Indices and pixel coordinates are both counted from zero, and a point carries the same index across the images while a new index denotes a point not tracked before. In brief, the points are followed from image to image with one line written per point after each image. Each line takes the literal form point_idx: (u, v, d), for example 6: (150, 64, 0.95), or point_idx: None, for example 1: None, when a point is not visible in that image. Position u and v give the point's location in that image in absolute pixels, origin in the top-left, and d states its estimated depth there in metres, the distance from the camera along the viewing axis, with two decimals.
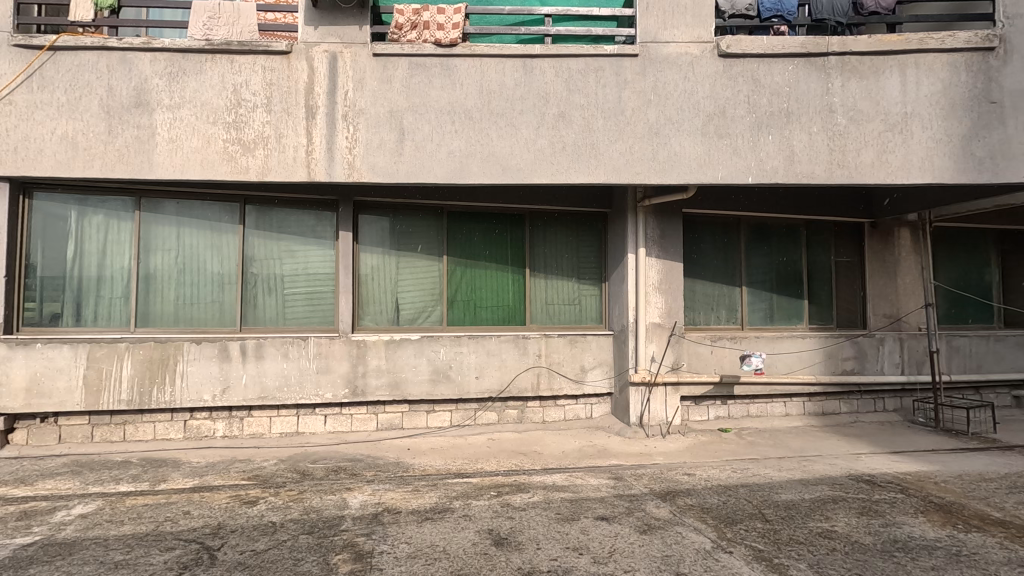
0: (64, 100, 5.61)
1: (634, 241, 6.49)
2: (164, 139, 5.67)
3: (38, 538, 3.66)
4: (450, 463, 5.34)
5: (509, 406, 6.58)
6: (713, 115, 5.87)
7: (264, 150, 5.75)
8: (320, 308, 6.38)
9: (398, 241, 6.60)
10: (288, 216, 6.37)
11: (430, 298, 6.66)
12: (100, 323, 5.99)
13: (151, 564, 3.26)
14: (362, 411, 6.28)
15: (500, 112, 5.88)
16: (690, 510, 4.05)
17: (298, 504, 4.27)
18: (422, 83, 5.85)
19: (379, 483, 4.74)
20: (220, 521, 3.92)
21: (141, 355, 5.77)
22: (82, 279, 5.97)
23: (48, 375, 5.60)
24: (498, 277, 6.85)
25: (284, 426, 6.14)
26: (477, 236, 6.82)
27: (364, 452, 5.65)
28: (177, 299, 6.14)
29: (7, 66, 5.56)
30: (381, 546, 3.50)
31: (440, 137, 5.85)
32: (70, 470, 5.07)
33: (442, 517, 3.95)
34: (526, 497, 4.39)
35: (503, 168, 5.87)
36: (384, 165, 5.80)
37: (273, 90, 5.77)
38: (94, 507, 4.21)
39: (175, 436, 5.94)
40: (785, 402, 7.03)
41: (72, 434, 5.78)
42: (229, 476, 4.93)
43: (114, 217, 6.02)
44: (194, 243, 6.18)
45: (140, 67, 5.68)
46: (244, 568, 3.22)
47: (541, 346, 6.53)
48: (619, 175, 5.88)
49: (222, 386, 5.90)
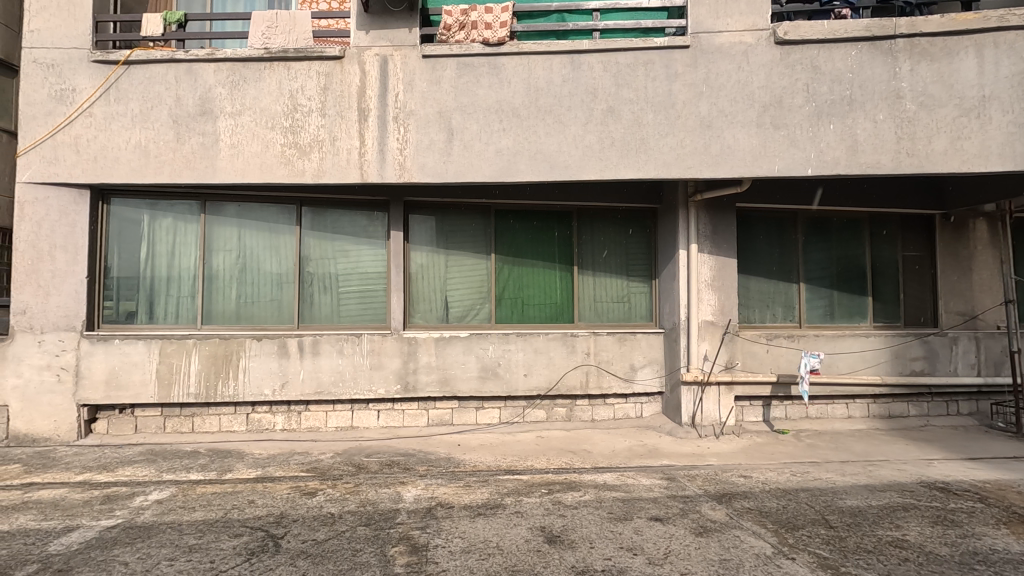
0: (136, 111, 5.96)
1: (685, 237, 6.35)
2: (226, 145, 5.94)
3: (120, 521, 3.92)
4: (500, 460, 5.39)
5: (557, 404, 6.57)
6: (769, 105, 5.66)
7: (320, 153, 5.94)
8: (373, 306, 6.54)
9: (446, 239, 6.68)
10: (341, 217, 6.56)
11: (478, 295, 6.71)
12: (170, 321, 6.35)
13: (222, 549, 3.44)
14: (413, 407, 6.41)
15: (547, 109, 5.86)
16: (747, 514, 3.93)
17: (355, 496, 4.40)
18: (469, 83, 5.91)
19: (432, 478, 4.83)
20: (282, 510, 4.09)
21: (207, 350, 6.08)
22: (154, 279, 6.34)
23: (125, 369, 5.97)
24: (545, 275, 6.84)
25: (339, 420, 6.35)
26: (524, 234, 6.83)
27: (416, 447, 5.76)
28: (239, 297, 6.43)
29: (87, 81, 5.97)
30: (435, 539, 3.56)
31: (488, 136, 5.89)
32: (146, 458, 5.40)
33: (495, 513, 3.99)
34: (578, 495, 4.37)
35: (551, 166, 5.85)
36: (433, 165, 5.89)
37: (327, 95, 5.96)
38: (169, 493, 4.47)
39: (239, 428, 6.23)
40: (848, 404, 6.71)
41: (147, 424, 6.15)
42: (289, 467, 5.13)
43: (182, 220, 6.37)
44: (254, 244, 6.46)
45: (205, 77, 5.98)
46: (307, 557, 3.34)
47: (589, 344, 6.48)
48: (670, 171, 5.76)
49: (281, 381, 6.14)
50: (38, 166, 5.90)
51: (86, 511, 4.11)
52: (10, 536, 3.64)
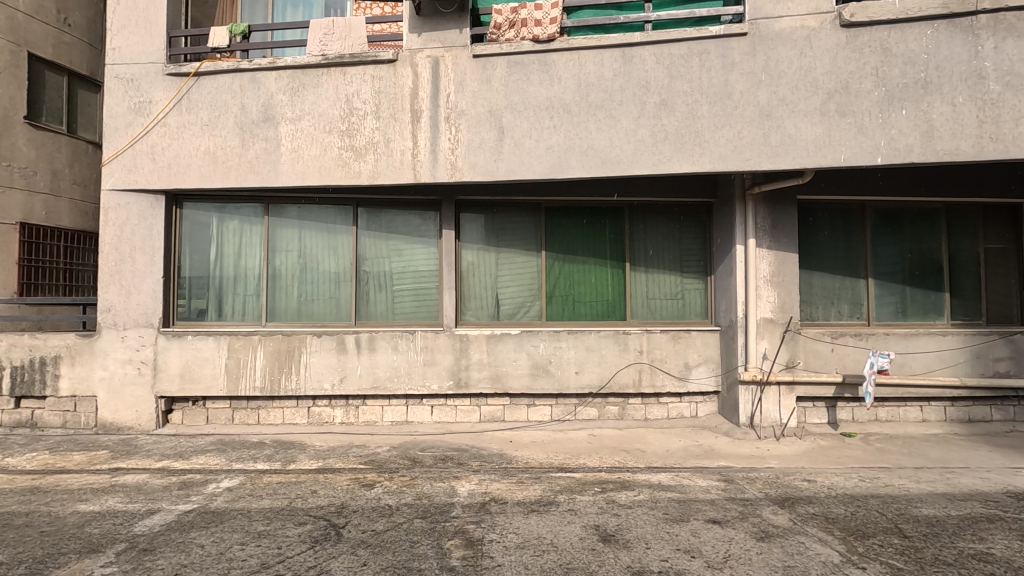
0: (206, 120, 6.31)
1: (743, 231, 6.13)
2: (287, 149, 6.20)
3: (196, 506, 4.18)
4: (552, 457, 5.38)
5: (609, 402, 6.51)
6: (834, 92, 5.38)
7: (374, 155, 6.10)
8: (426, 303, 6.67)
9: (496, 237, 6.73)
10: (395, 216, 6.72)
11: (529, 293, 6.72)
12: (237, 318, 6.69)
13: (288, 536, 3.61)
14: (465, 404, 6.49)
15: (598, 104, 5.79)
16: (813, 520, 3.76)
17: (411, 489, 4.51)
18: (520, 81, 5.92)
19: (485, 474, 4.89)
20: (343, 501, 4.24)
21: (271, 346, 6.37)
22: (222, 278, 6.70)
23: (197, 364, 6.35)
24: (597, 272, 6.78)
25: (395, 415, 6.50)
26: (574, 230, 6.78)
27: (469, 443, 5.84)
28: (300, 295, 6.70)
29: (161, 93, 6.37)
30: (490, 534, 3.61)
31: (539, 133, 5.88)
32: (217, 448, 5.72)
33: (548, 510, 3.99)
34: (632, 495, 4.31)
35: (603, 161, 5.78)
36: (484, 164, 5.95)
37: (382, 98, 6.11)
38: (238, 481, 4.73)
39: (301, 421, 6.50)
40: (922, 407, 6.31)
41: (217, 416, 6.51)
42: (348, 459, 5.31)
43: (247, 222, 6.70)
44: (314, 244, 6.71)
45: (267, 85, 6.25)
46: (367, 547, 3.45)
47: (642, 342, 6.38)
48: (726, 163, 5.58)
49: (340, 376, 6.36)
50: (120, 174, 6.36)
51: (165, 496, 4.40)
52: (100, 516, 3.95)
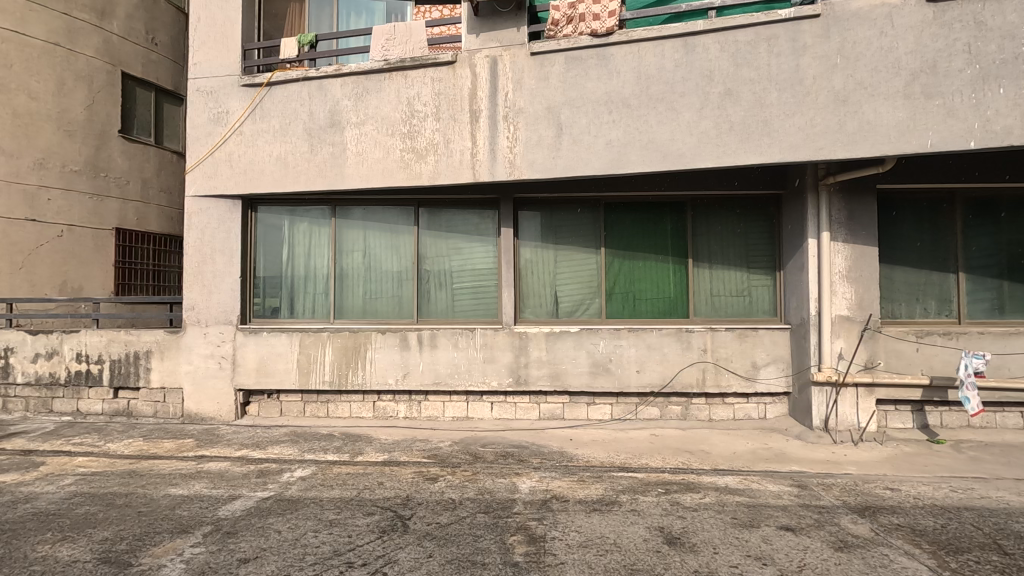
0: (277, 127, 6.64)
1: (815, 224, 5.82)
2: (352, 152, 6.43)
3: (272, 493, 4.42)
4: (613, 456, 5.32)
5: (671, 402, 6.36)
6: (919, 72, 5.00)
7: (435, 156, 6.23)
8: (485, 301, 6.75)
9: (555, 235, 6.71)
10: (455, 216, 6.82)
11: (588, 290, 6.66)
12: (307, 316, 7.01)
13: (358, 525, 3.75)
14: (524, 401, 6.52)
15: (659, 97, 5.66)
16: (897, 531, 3.53)
17: (473, 484, 4.58)
18: (578, 77, 5.87)
19: (546, 471, 4.90)
20: (408, 493, 4.36)
21: (339, 343, 6.64)
22: (293, 277, 7.04)
23: (272, 359, 6.70)
24: (658, 268, 6.63)
25: (455, 411, 6.62)
26: (634, 226, 6.66)
27: (529, 440, 5.85)
28: (365, 293, 6.94)
29: (237, 103, 6.76)
30: (552, 531, 3.60)
31: (597, 128, 5.81)
32: (290, 439, 6.03)
33: (610, 510, 3.95)
34: (697, 498, 4.18)
35: (663, 155, 5.64)
36: (542, 162, 5.94)
37: (441, 100, 6.22)
38: (311, 471, 4.96)
39: (366, 415, 6.72)
40: (1022, 413, 5.78)
41: (290, 408, 6.84)
42: (412, 453, 5.46)
43: (315, 224, 7.00)
44: (377, 244, 6.93)
45: (333, 91, 6.51)
46: (432, 539, 3.53)
47: (706, 341, 6.19)
48: (797, 153, 5.31)
49: (402, 372, 6.54)
50: (202, 181, 6.81)
51: (245, 483, 4.68)
52: (189, 500, 4.25)
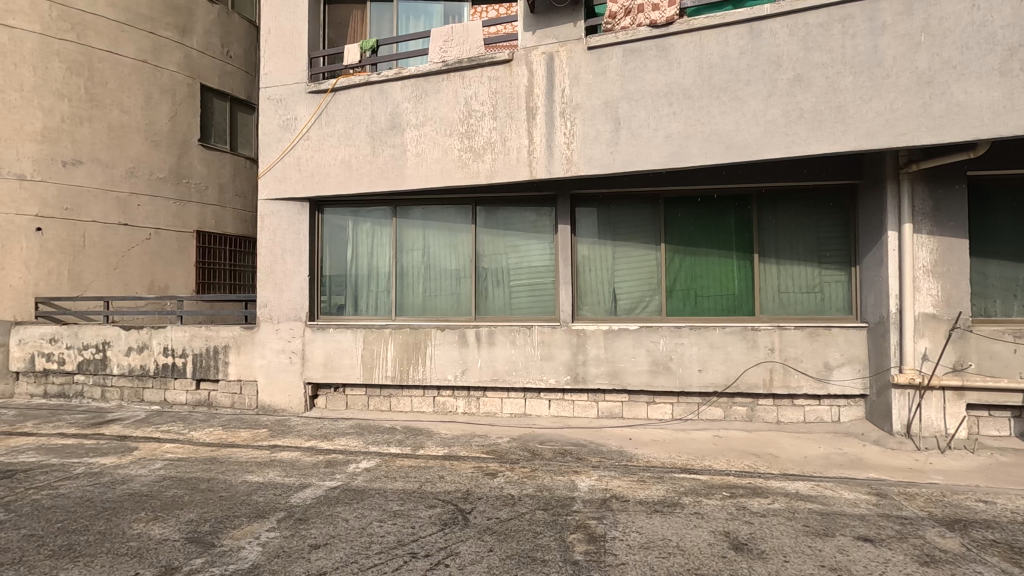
0: (342, 131, 6.90)
1: (896, 216, 5.44)
2: (412, 153, 6.59)
3: (340, 483, 4.61)
4: (674, 457, 5.19)
5: (736, 402, 6.13)
6: (1018, 47, 4.56)
7: (492, 155, 6.28)
8: (542, 299, 6.74)
9: (613, 231, 6.62)
10: (512, 213, 6.86)
11: (647, 287, 6.54)
12: (371, 313, 7.26)
13: (421, 517, 3.85)
14: (583, 399, 6.47)
15: (722, 86, 5.45)
16: (992, 547, 3.25)
17: (532, 480, 4.60)
18: (636, 69, 5.75)
19: (605, 470, 4.85)
20: (468, 487, 4.44)
21: (400, 339, 6.83)
22: (357, 276, 7.30)
23: (338, 354, 6.97)
24: (721, 264, 6.41)
25: (514, 408, 6.66)
26: (695, 221, 6.46)
27: (587, 438, 5.81)
28: (425, 291, 7.10)
29: (305, 110, 7.07)
30: (612, 531, 3.56)
31: (657, 121, 5.67)
32: (355, 431, 6.26)
33: (672, 511, 3.86)
34: (765, 503, 4.01)
35: (728, 147, 5.43)
36: (600, 157, 5.87)
37: (498, 99, 6.27)
38: (375, 463, 5.14)
39: (427, 409, 6.89)
40: None
41: (355, 402, 7.11)
42: (471, 448, 5.54)
43: (377, 224, 7.24)
44: (436, 243, 7.08)
45: (394, 95, 6.69)
46: (492, 533, 3.57)
47: (774, 340, 5.93)
48: (875, 140, 4.98)
49: (461, 368, 6.65)
50: (273, 185, 7.18)
51: (315, 472, 4.91)
52: (264, 487, 4.51)
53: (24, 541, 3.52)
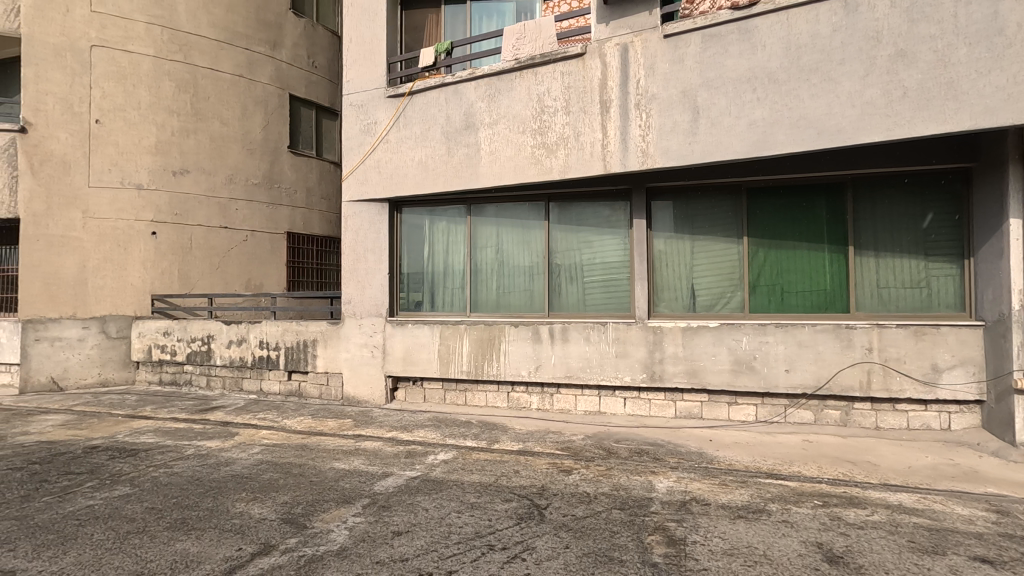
0: (419, 133, 7.11)
1: (1019, 201, 4.86)
2: (486, 152, 6.68)
3: (419, 473, 4.78)
4: (759, 461, 4.93)
5: (828, 405, 5.73)
6: None
7: (565, 150, 6.24)
8: (617, 295, 6.63)
9: (691, 225, 6.38)
10: (585, 209, 6.78)
11: (729, 282, 6.25)
12: (446, 309, 7.45)
13: (497, 510, 3.90)
14: (660, 398, 6.31)
15: (813, 68, 5.10)
16: None
17: (608, 479, 4.54)
18: (717, 55, 5.50)
19: (684, 471, 4.70)
20: (543, 483, 4.45)
21: (475, 335, 6.95)
22: (433, 273, 7.51)
23: (416, 349, 7.22)
24: (811, 258, 6.01)
25: (588, 405, 6.60)
26: (782, 212, 6.10)
27: (665, 438, 5.65)
28: (498, 288, 7.18)
29: (384, 114, 7.36)
30: (692, 535, 3.45)
31: (739, 108, 5.40)
32: (433, 424, 6.45)
33: (758, 518, 3.68)
34: (863, 514, 3.73)
35: (819, 132, 5.08)
36: (677, 148, 5.67)
37: (571, 93, 6.21)
38: (452, 455, 5.28)
39: (502, 404, 6.98)
40: None
41: (432, 395, 7.33)
42: (546, 444, 5.55)
43: (452, 222, 7.41)
44: (510, 240, 7.14)
45: (468, 95, 6.80)
46: (569, 530, 3.56)
47: (871, 339, 5.48)
48: (994, 118, 4.48)
49: (535, 364, 6.67)
50: (355, 187, 7.53)
51: (396, 462, 5.12)
52: (350, 474, 4.76)
53: (146, 513, 3.92)
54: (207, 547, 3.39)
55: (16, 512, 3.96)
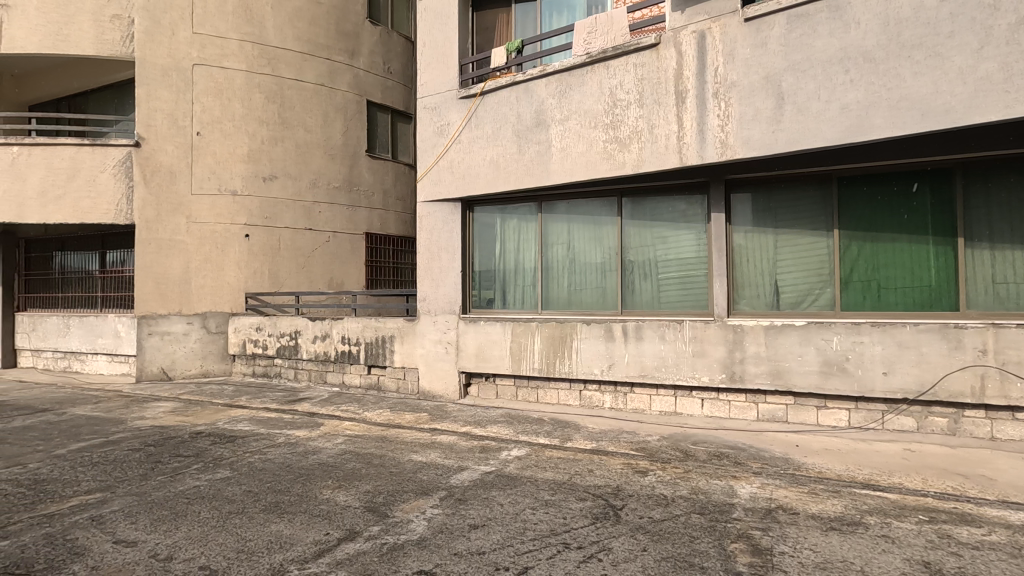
0: (490, 132, 7.20)
1: None
2: (557, 149, 6.65)
3: (494, 468, 4.85)
4: (853, 470, 4.60)
5: (934, 411, 5.25)
6: None
7: (639, 144, 6.09)
8: (694, 292, 6.40)
9: (774, 217, 6.04)
10: (659, 203, 6.59)
11: (817, 278, 5.86)
12: (518, 306, 7.49)
13: (572, 509, 3.88)
14: (740, 399, 6.03)
15: (915, 43, 4.69)
16: None
17: (686, 482, 4.40)
18: (804, 36, 5.17)
19: (769, 477, 4.47)
20: (618, 483, 4.38)
21: (546, 333, 6.95)
22: (504, 271, 7.59)
23: (489, 345, 7.32)
24: (912, 251, 5.52)
25: (663, 405, 6.42)
26: (878, 202, 5.64)
27: (746, 442, 5.39)
28: (570, 285, 7.14)
29: (456, 115, 7.51)
30: (780, 545, 3.27)
31: (829, 91, 5.04)
32: (505, 420, 6.52)
33: (854, 531, 3.43)
34: (977, 533, 3.38)
35: (924, 113, 4.64)
36: (760, 137, 5.38)
37: (645, 85, 6.05)
38: (525, 452, 5.31)
39: (574, 402, 6.94)
40: None
41: (504, 392, 7.41)
42: (620, 444, 5.46)
43: (523, 220, 7.45)
44: (581, 237, 7.08)
45: (539, 92, 6.80)
46: (646, 533, 3.48)
47: (985, 340, 4.95)
48: None
49: (608, 362, 6.57)
50: (429, 188, 7.74)
51: (471, 456, 5.22)
52: (427, 466, 4.91)
53: (244, 495, 4.24)
54: (299, 530, 3.61)
55: (135, 489, 4.40)
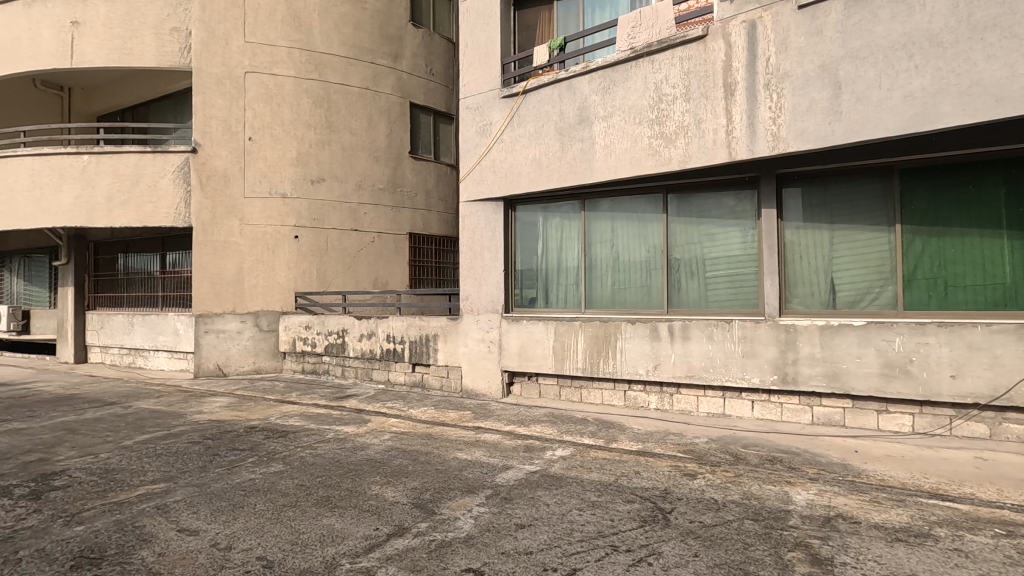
0: (532, 131, 7.17)
1: None
2: (601, 146, 6.57)
3: (539, 468, 4.83)
4: (919, 478, 4.35)
5: (1008, 417, 4.91)
6: None
7: (685, 138, 5.94)
8: (743, 291, 6.20)
9: (830, 212, 5.79)
10: (707, 200, 6.42)
11: (877, 276, 5.58)
12: (561, 306, 7.44)
13: (619, 510, 3.82)
14: (794, 402, 5.81)
15: (988, 24, 4.40)
16: None
17: (737, 486, 4.27)
18: (863, 22, 4.93)
19: (826, 484, 4.28)
20: (666, 486, 4.29)
21: (590, 332, 6.88)
22: (547, 270, 7.55)
23: (531, 344, 7.30)
24: (984, 246, 5.18)
25: (711, 406, 6.26)
26: (945, 194, 5.32)
27: (800, 446, 5.19)
28: (614, 284, 7.04)
29: (499, 114, 7.53)
30: (841, 555, 3.13)
31: (891, 79, 4.79)
32: (549, 420, 6.50)
33: (923, 543, 3.24)
34: None
35: (998, 99, 4.34)
36: (815, 129, 5.16)
37: (691, 79, 5.91)
38: (570, 452, 5.27)
39: (619, 402, 6.85)
40: None
41: (547, 391, 7.38)
42: (667, 445, 5.35)
43: (566, 218, 7.40)
44: (625, 235, 6.97)
45: (582, 89, 6.73)
46: (697, 538, 3.39)
47: None
48: None
49: (654, 362, 6.45)
50: (472, 187, 7.78)
51: (516, 455, 5.22)
52: (472, 464, 4.93)
53: (296, 489, 4.37)
54: (349, 525, 3.68)
55: (196, 480, 4.60)
